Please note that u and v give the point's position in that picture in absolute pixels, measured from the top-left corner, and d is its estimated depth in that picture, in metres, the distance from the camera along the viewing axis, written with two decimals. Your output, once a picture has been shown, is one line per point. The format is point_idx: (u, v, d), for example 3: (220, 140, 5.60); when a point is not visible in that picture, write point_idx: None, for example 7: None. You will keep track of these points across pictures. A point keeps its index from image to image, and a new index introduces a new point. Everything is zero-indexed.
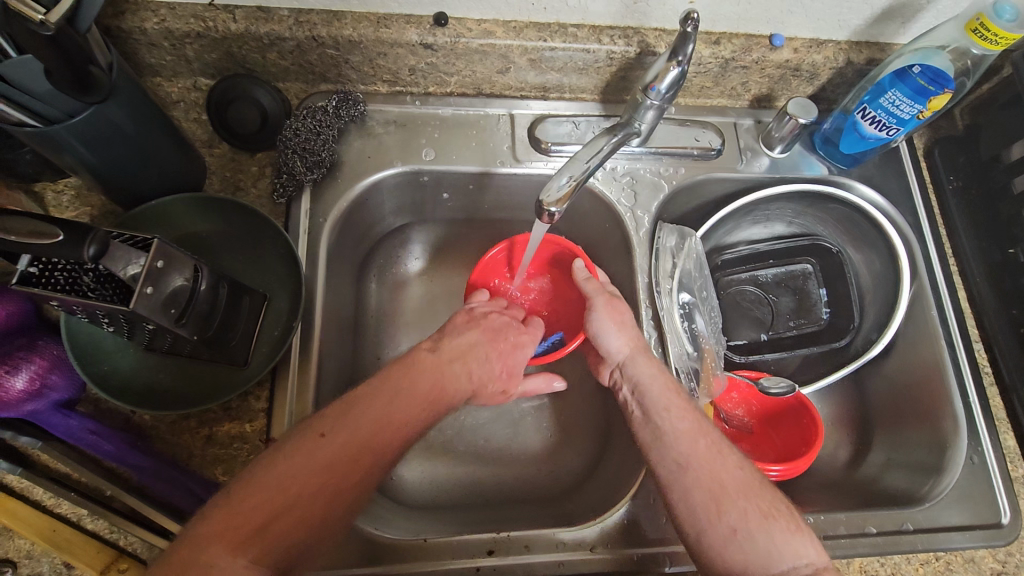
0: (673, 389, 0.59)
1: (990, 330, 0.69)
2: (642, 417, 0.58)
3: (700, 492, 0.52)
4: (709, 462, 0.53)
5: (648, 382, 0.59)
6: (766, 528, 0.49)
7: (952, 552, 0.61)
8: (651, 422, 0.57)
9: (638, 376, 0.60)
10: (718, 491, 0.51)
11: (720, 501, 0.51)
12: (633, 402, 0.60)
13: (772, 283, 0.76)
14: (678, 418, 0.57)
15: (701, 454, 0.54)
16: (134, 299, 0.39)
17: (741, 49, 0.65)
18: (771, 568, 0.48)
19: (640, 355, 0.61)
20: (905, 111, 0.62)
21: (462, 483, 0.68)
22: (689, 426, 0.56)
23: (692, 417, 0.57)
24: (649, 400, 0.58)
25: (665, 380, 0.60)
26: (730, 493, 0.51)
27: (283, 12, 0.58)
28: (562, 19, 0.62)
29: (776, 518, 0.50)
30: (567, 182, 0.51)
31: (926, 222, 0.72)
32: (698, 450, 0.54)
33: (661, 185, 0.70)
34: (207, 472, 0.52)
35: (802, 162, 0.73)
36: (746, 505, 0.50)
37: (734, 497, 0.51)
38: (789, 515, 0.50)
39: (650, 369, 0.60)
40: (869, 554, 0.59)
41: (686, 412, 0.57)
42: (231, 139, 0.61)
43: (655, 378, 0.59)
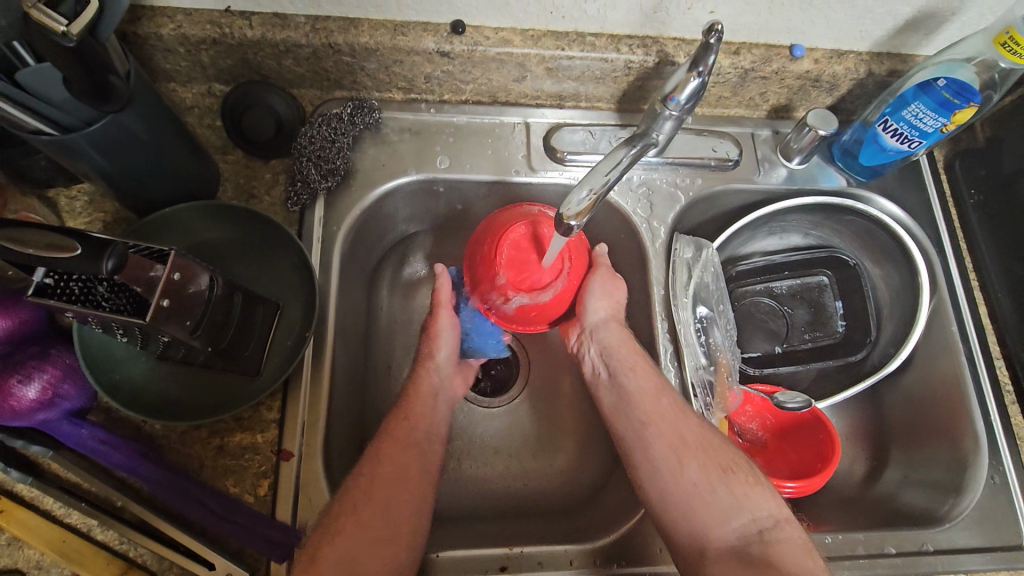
0: (637, 356, 0.61)
1: (1011, 347, 0.67)
2: (607, 379, 0.62)
3: (664, 453, 0.56)
4: (671, 420, 0.57)
5: (616, 350, 0.62)
6: (725, 481, 0.54)
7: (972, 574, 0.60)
8: (616, 385, 0.61)
9: (609, 343, 0.62)
10: (680, 448, 0.56)
11: (681, 454, 0.56)
12: (601, 364, 0.63)
13: (788, 294, 0.75)
14: (642, 382, 0.60)
15: (664, 413, 0.58)
16: (151, 312, 0.39)
17: (761, 59, 0.64)
18: (730, 519, 0.53)
19: (614, 327, 0.63)
20: (929, 124, 0.61)
21: (472, 495, 0.67)
22: (653, 389, 0.59)
23: (654, 381, 0.60)
24: (616, 365, 0.61)
25: (635, 348, 0.62)
26: (689, 447, 0.56)
27: (299, 19, 0.58)
28: (580, 27, 0.61)
29: (734, 472, 0.55)
30: (587, 196, 0.50)
31: (946, 237, 0.71)
32: (663, 416, 0.57)
33: (677, 196, 0.69)
34: (218, 484, 0.51)
35: (820, 174, 0.72)
36: (704, 459, 0.56)
37: (694, 450, 0.56)
38: (748, 471, 0.55)
39: (618, 338, 0.62)
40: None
41: (651, 376, 0.60)
42: (246, 145, 0.61)
43: (623, 347, 0.62)
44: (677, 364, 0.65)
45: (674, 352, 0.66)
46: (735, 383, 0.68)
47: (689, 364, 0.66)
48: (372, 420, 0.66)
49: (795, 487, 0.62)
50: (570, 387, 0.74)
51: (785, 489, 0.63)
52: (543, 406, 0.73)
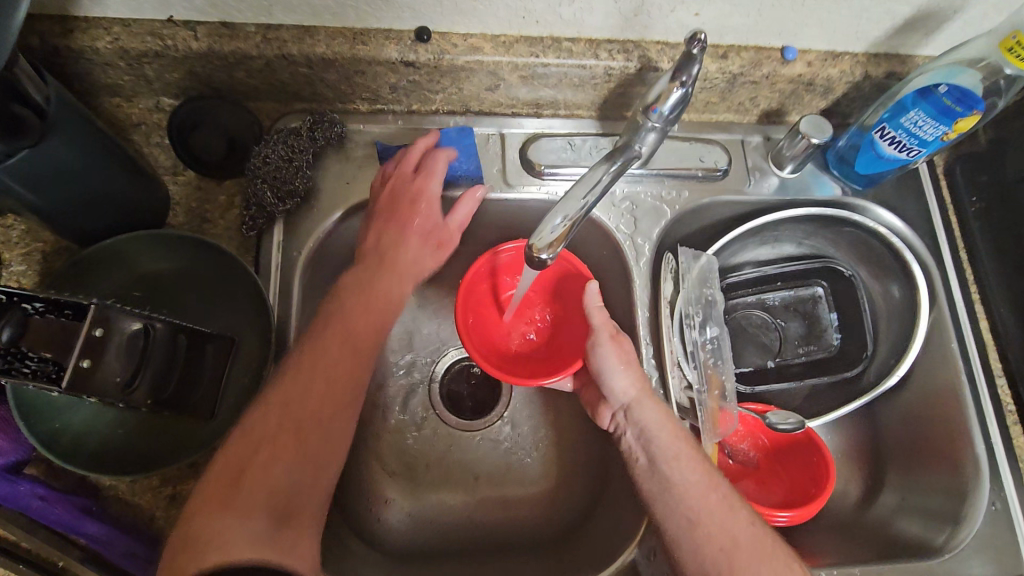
0: (679, 435, 0.55)
1: (1014, 365, 0.64)
2: (647, 465, 0.55)
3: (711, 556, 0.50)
4: (721, 519, 0.51)
5: (655, 430, 0.55)
6: None
7: None
8: (658, 471, 0.54)
9: (644, 423, 0.56)
10: (732, 551, 0.49)
11: (732, 561, 0.49)
12: (638, 449, 0.56)
13: (781, 307, 0.72)
14: (686, 470, 0.53)
15: (713, 508, 0.51)
16: (66, 378, 0.36)
17: (750, 63, 0.60)
18: None
19: (646, 402, 0.56)
20: (929, 133, 0.57)
21: (451, 529, 0.64)
22: (702, 478, 0.53)
23: (702, 468, 0.54)
24: (659, 451, 0.54)
25: (673, 427, 0.56)
26: (743, 553, 0.49)
27: (249, 28, 0.53)
28: (556, 32, 0.57)
29: None
30: (561, 223, 0.46)
31: (947, 248, 0.68)
32: (709, 506, 0.51)
33: (663, 209, 0.65)
34: (171, 537, 0.48)
35: (814, 183, 0.69)
36: (761, 568, 0.49)
37: (748, 557, 0.49)
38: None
39: (654, 414, 0.56)
40: None
41: (697, 461, 0.54)
42: (197, 165, 0.56)
43: (663, 425, 0.55)
44: (664, 390, 0.63)
45: (660, 377, 0.64)
46: (729, 404, 0.63)
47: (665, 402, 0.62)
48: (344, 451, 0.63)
49: (788, 516, 0.61)
50: (554, 411, 0.70)
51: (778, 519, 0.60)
52: (524, 431, 0.70)
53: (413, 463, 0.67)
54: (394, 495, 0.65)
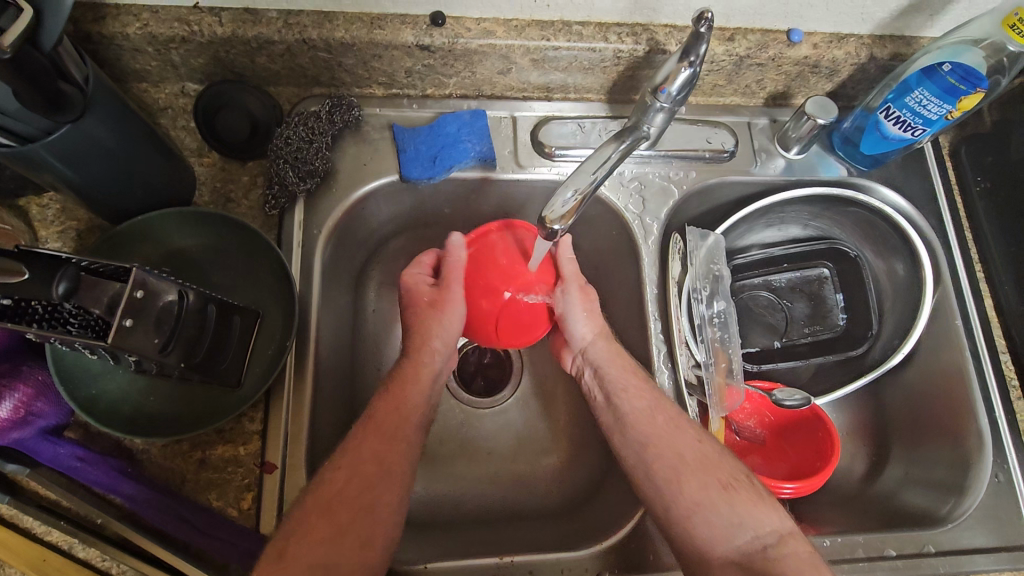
0: (630, 369, 0.60)
1: (1018, 342, 0.65)
2: (603, 400, 0.60)
3: (663, 475, 0.54)
4: (668, 437, 0.55)
5: (606, 367, 0.61)
6: (727, 499, 0.52)
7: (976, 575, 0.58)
8: (612, 405, 0.59)
9: (598, 361, 0.62)
10: (680, 466, 0.54)
11: (681, 474, 0.53)
12: (595, 385, 0.61)
13: (787, 288, 0.73)
14: (635, 399, 0.58)
15: (660, 430, 0.56)
16: (112, 334, 0.37)
17: (757, 45, 0.61)
18: (733, 540, 0.50)
19: (601, 341, 0.63)
20: (933, 111, 0.58)
21: (464, 500, 0.66)
22: (648, 406, 0.58)
23: (650, 396, 0.58)
24: (611, 384, 0.60)
25: (626, 364, 0.61)
26: (689, 467, 0.54)
27: (271, 14, 0.55)
28: (566, 16, 0.59)
29: (736, 490, 0.52)
30: (572, 197, 0.48)
31: (951, 228, 0.69)
32: (657, 429, 0.56)
33: (670, 190, 0.67)
34: (200, 498, 0.51)
35: (819, 163, 0.70)
36: (707, 479, 0.53)
37: (694, 469, 0.53)
38: (749, 487, 0.53)
39: (607, 353, 0.62)
40: None
41: (646, 392, 0.59)
42: (220, 147, 0.59)
43: (615, 362, 0.61)
44: (671, 365, 0.64)
45: (667, 354, 0.65)
46: (735, 380, 0.66)
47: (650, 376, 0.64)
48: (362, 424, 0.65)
49: (793, 487, 0.62)
50: (564, 389, 0.72)
51: (784, 490, 0.62)
52: (535, 408, 0.72)
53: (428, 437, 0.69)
54: None
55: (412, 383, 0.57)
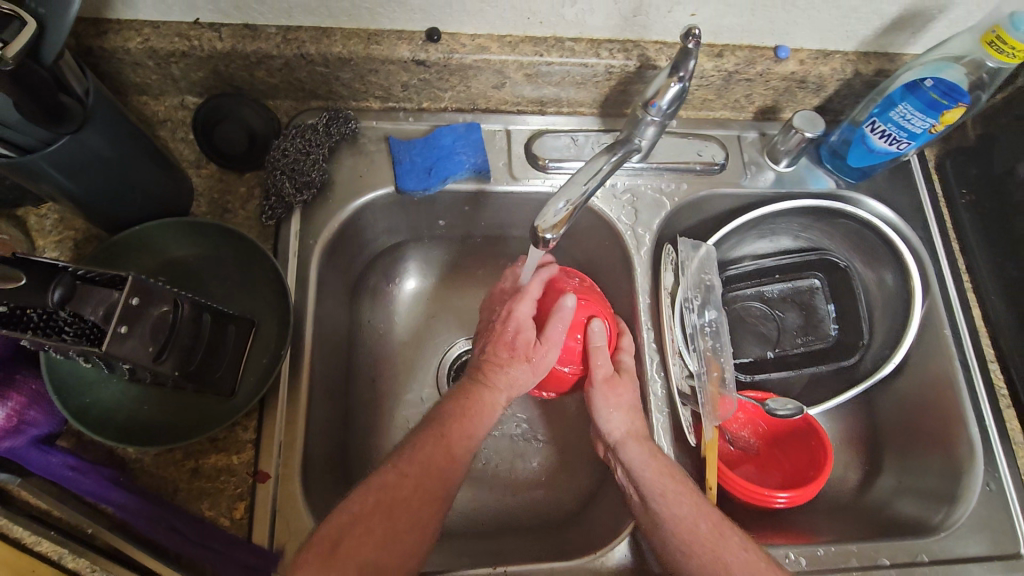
0: (668, 473, 0.55)
1: (1006, 351, 0.65)
2: (639, 502, 0.55)
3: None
4: (712, 545, 0.51)
5: (641, 469, 0.56)
6: None
7: None
8: (648, 509, 0.54)
9: (631, 460, 0.57)
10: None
11: None
12: (630, 486, 0.57)
13: (779, 298, 0.74)
14: (675, 506, 0.53)
15: (703, 537, 0.52)
16: (107, 341, 0.38)
17: (744, 61, 0.63)
18: None
19: (633, 440, 0.58)
20: (917, 125, 0.60)
21: (457, 512, 0.65)
22: (690, 512, 0.53)
23: (690, 501, 0.54)
24: (647, 489, 0.55)
25: (661, 463, 0.56)
26: None
27: (270, 29, 0.57)
28: (558, 32, 0.60)
29: None
30: (564, 207, 0.48)
31: (938, 239, 0.70)
32: (699, 538, 0.52)
33: (662, 201, 0.68)
34: (193, 507, 0.51)
35: (809, 176, 0.71)
36: None
37: None
38: None
39: (642, 454, 0.57)
40: None
41: (684, 495, 0.54)
42: (218, 158, 0.59)
43: (649, 463, 0.56)
44: (664, 374, 0.65)
45: (660, 363, 0.65)
46: (728, 390, 0.66)
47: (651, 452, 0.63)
48: (355, 435, 0.65)
49: (787, 497, 0.61)
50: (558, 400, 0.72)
51: (778, 499, 0.61)
52: (529, 418, 0.72)
53: None
54: None
55: (463, 410, 0.56)
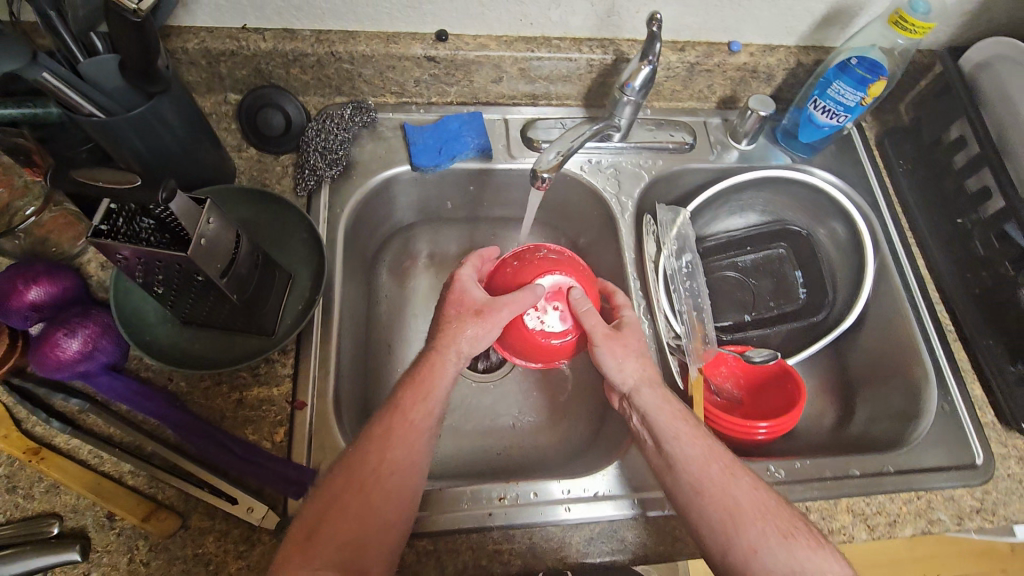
0: (681, 416, 0.59)
1: (949, 293, 0.74)
2: (653, 447, 0.59)
3: (718, 518, 0.53)
4: (723, 486, 0.54)
5: (656, 415, 0.59)
6: (786, 545, 0.52)
7: (932, 490, 0.63)
8: (662, 452, 0.58)
9: (646, 407, 0.59)
10: (736, 514, 0.53)
11: (737, 523, 0.53)
12: (644, 431, 0.60)
13: (751, 267, 0.83)
14: (691, 448, 0.57)
15: (715, 479, 0.55)
16: (192, 247, 0.45)
17: (703, 54, 0.75)
18: None
19: (647, 389, 0.60)
20: (850, 99, 0.71)
21: (469, 455, 0.72)
22: (702, 453, 0.56)
23: (702, 443, 0.57)
24: (661, 433, 0.58)
25: (674, 408, 0.59)
26: (747, 516, 0.53)
27: (306, 33, 0.68)
28: (546, 32, 0.72)
29: (796, 537, 0.52)
30: (555, 156, 0.59)
31: (883, 202, 0.80)
32: (710, 477, 0.55)
33: (641, 174, 0.78)
34: (239, 431, 0.57)
35: (768, 154, 0.82)
36: (765, 526, 0.52)
37: (752, 519, 0.53)
38: (808, 533, 0.53)
39: (655, 401, 0.59)
40: (855, 494, 0.62)
41: (698, 439, 0.57)
42: (259, 142, 0.69)
43: (663, 408, 0.59)
44: (651, 318, 0.73)
45: (647, 309, 0.73)
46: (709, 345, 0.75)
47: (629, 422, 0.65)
48: (375, 386, 0.72)
49: (767, 428, 0.68)
50: (556, 359, 0.80)
51: (759, 430, 0.68)
52: (530, 376, 0.79)
53: None
54: None
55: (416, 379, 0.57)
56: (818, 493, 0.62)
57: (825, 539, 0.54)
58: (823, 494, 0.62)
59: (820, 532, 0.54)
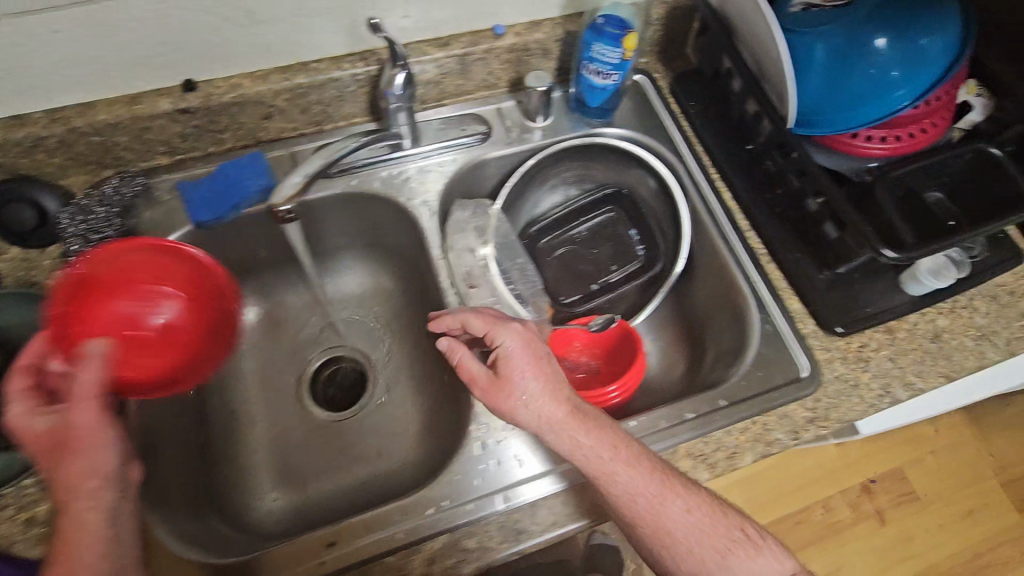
0: (605, 453, 0.56)
1: (755, 217, 0.76)
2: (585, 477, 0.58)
3: (661, 547, 0.56)
4: (659, 522, 0.55)
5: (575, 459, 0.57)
6: (726, 561, 0.55)
7: (764, 413, 0.65)
8: (595, 485, 0.57)
9: (561, 448, 0.57)
10: (678, 544, 0.55)
11: (682, 551, 0.56)
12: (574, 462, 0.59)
13: (586, 237, 0.84)
14: (626, 486, 0.55)
15: (649, 515, 0.55)
16: None
17: (469, 44, 0.75)
18: None
19: (546, 425, 0.57)
20: (613, 57, 0.71)
21: (329, 496, 0.73)
22: (632, 490, 0.55)
23: (637, 477, 0.56)
24: (590, 474, 0.57)
25: (593, 443, 0.56)
26: (692, 543, 0.55)
27: (37, 115, 0.64)
28: (302, 58, 0.70)
29: (734, 553, 0.55)
30: (298, 180, 0.67)
31: (683, 145, 0.82)
32: (644, 514, 0.55)
33: (442, 175, 0.78)
34: (32, 553, 0.53)
35: (567, 124, 0.82)
36: (704, 552, 0.55)
37: (695, 546, 0.55)
38: (744, 542, 0.56)
39: (570, 445, 0.57)
40: (691, 438, 0.63)
41: (626, 473, 0.56)
42: (16, 239, 0.65)
43: (583, 451, 0.56)
44: None
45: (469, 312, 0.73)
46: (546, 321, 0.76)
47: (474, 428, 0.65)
48: None
49: (618, 390, 0.70)
50: (405, 377, 0.82)
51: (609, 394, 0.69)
52: (386, 402, 0.80)
53: (284, 454, 0.76)
54: (266, 486, 0.73)
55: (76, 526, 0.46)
56: (656, 446, 0.63)
57: (763, 537, 0.57)
58: (660, 445, 0.63)
59: (753, 529, 0.57)
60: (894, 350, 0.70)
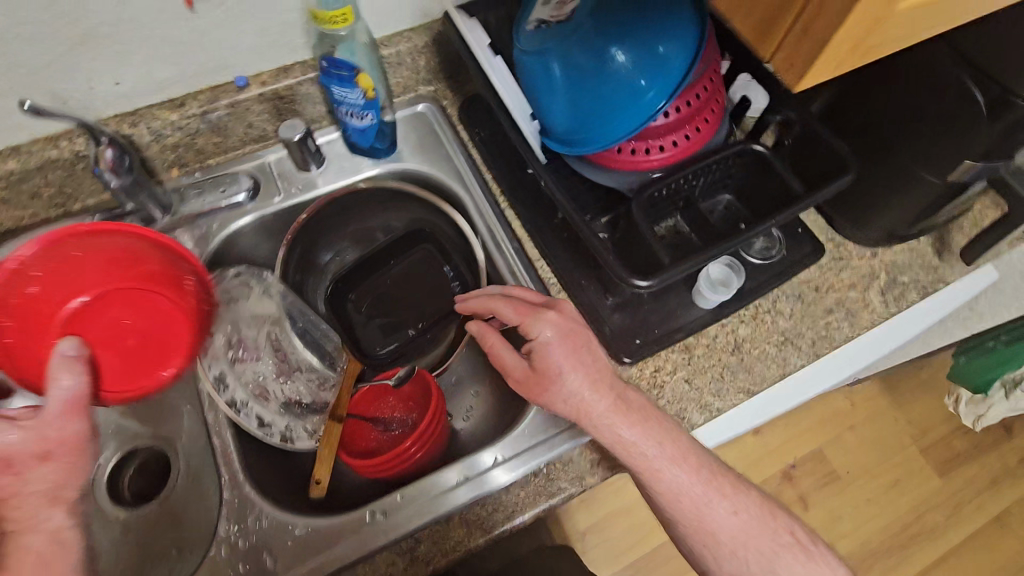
0: (675, 442, 0.58)
1: (542, 244, 0.71)
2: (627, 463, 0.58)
3: (699, 541, 0.58)
4: (702, 518, 0.57)
5: (614, 449, 0.57)
6: (779, 552, 0.57)
7: (547, 463, 0.61)
8: (636, 475, 0.58)
9: (600, 438, 0.58)
10: (710, 541, 0.57)
11: (735, 546, 0.57)
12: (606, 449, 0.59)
13: (399, 278, 0.81)
14: (682, 475, 0.57)
15: (691, 510, 0.57)
16: None
17: (208, 101, 0.69)
18: None
19: (589, 407, 0.57)
20: (355, 98, 0.67)
21: None
22: (679, 485, 0.57)
23: (687, 474, 0.57)
24: (632, 467, 0.57)
25: (651, 431, 0.57)
26: (744, 536, 0.57)
27: None
28: (10, 142, 0.64)
29: (787, 548, 0.58)
30: None
31: (468, 174, 0.77)
32: (692, 508, 0.57)
33: (205, 244, 0.73)
34: None
35: (346, 165, 0.78)
36: (747, 550, 0.57)
37: (745, 541, 0.57)
38: (793, 540, 0.58)
39: (631, 433, 0.56)
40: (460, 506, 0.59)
41: (676, 465, 0.57)
42: None
43: (621, 444, 0.57)
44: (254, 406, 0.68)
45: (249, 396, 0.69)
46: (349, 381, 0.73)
47: (222, 530, 0.59)
48: None
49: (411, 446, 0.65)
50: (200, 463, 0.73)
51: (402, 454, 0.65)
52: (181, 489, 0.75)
53: None
54: None
55: None
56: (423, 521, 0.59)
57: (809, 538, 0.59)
58: (424, 521, 0.58)
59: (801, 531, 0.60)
60: (690, 370, 0.66)
